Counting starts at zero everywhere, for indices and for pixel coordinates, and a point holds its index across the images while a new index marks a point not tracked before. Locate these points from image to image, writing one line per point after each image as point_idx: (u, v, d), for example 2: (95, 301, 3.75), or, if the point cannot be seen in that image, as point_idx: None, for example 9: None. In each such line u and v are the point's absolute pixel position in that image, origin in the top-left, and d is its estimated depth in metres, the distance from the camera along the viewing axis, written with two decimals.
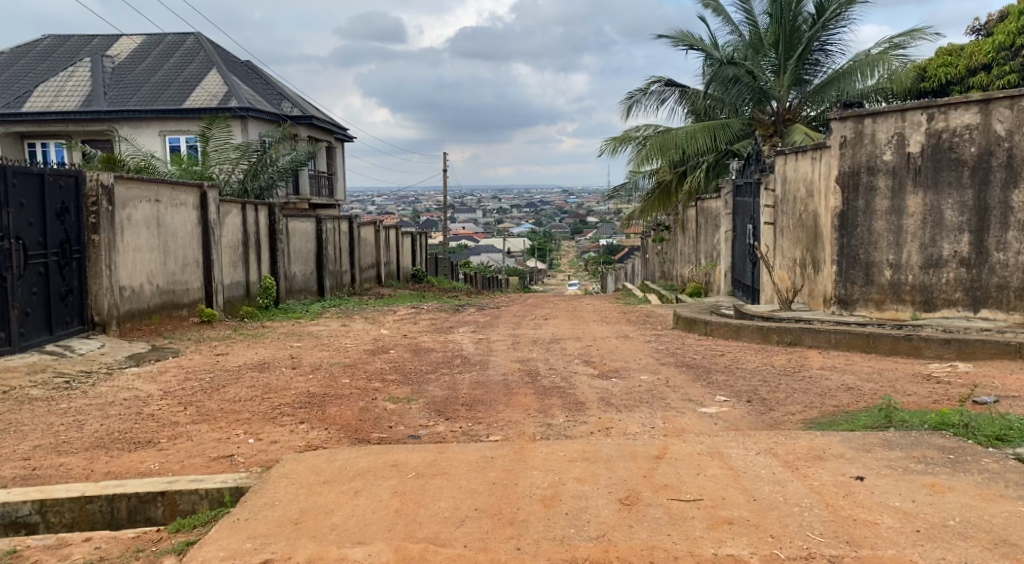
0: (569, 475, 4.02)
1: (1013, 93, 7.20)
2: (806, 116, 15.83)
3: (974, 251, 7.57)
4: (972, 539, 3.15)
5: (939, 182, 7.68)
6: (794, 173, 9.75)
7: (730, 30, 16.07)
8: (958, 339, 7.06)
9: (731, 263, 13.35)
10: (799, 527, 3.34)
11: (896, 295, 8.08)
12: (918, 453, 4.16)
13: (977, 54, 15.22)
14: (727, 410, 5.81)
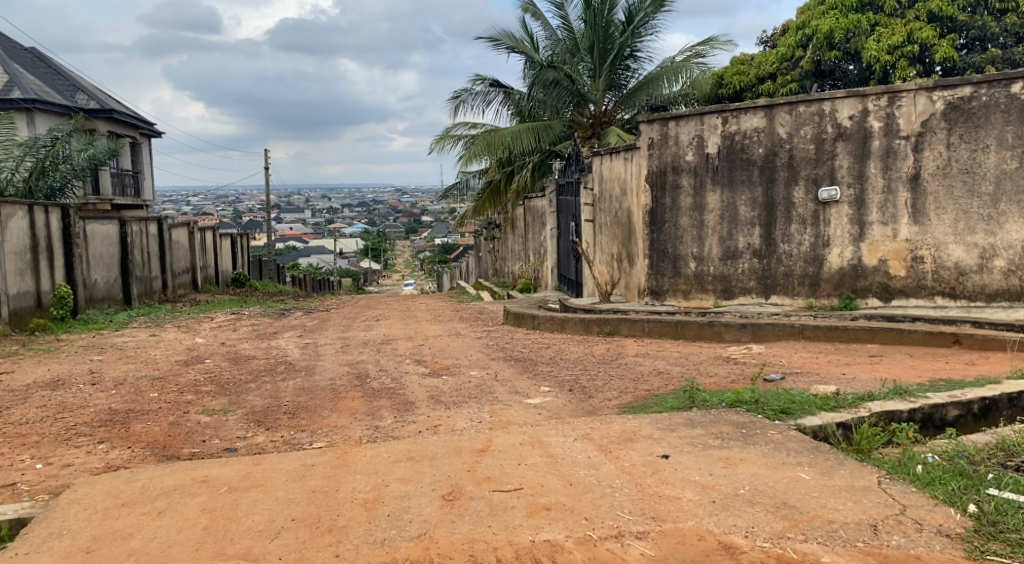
0: (392, 476, 3.99)
1: (791, 100, 7.97)
2: (621, 119, 16.71)
3: (764, 242, 8.33)
4: (759, 505, 3.46)
5: (734, 180, 8.39)
6: (609, 172, 10.27)
7: (549, 33, 16.63)
8: (752, 323, 7.75)
9: (557, 259, 13.83)
10: (609, 507, 3.52)
11: (699, 285, 8.73)
12: (715, 429, 4.52)
13: (764, 64, 16.75)
14: (550, 399, 6.02)
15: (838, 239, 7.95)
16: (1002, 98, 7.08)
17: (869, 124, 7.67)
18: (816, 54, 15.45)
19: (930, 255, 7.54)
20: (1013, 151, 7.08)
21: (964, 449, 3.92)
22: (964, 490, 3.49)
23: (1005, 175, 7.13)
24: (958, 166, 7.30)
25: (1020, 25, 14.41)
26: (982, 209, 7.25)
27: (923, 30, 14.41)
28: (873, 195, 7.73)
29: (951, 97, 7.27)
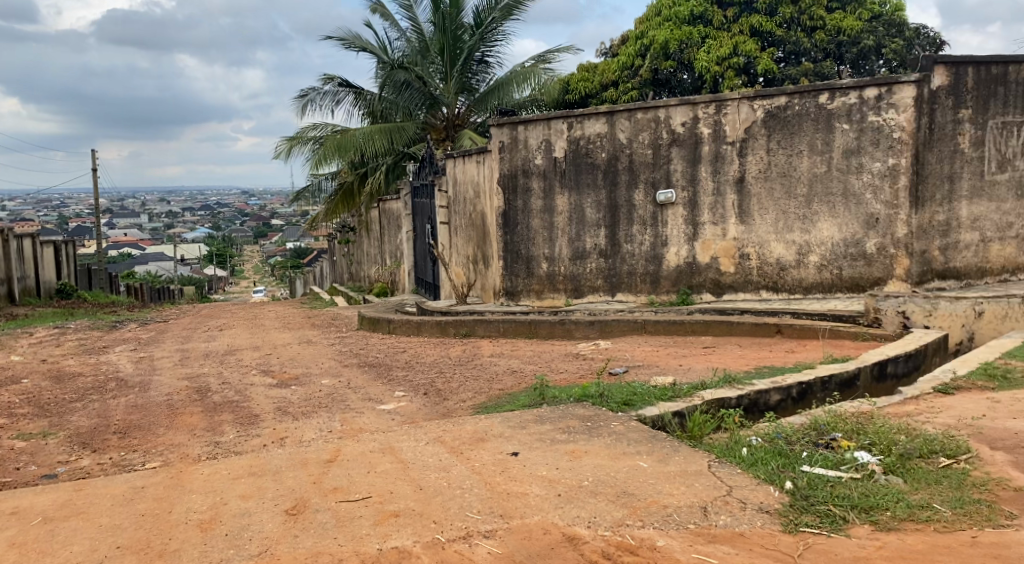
0: (232, 493, 3.80)
1: (630, 106, 8.34)
2: (474, 123, 16.83)
3: (609, 242, 8.67)
4: (601, 495, 3.58)
5: (581, 184, 8.67)
6: (462, 175, 10.33)
7: (398, 35, 16.49)
8: (600, 320, 8.05)
9: (413, 262, 13.73)
10: (459, 508, 3.53)
11: (551, 284, 8.96)
12: (563, 424, 4.64)
13: (607, 72, 17.36)
14: (404, 404, 5.96)
15: (675, 239, 8.41)
16: (812, 108, 7.72)
17: (700, 130, 8.15)
18: (653, 63, 16.21)
19: (755, 252, 8.13)
20: (822, 156, 7.75)
21: (782, 430, 4.25)
22: (781, 468, 3.79)
23: (816, 178, 7.80)
24: (777, 170, 7.92)
25: (828, 41, 15.82)
26: (798, 209, 7.91)
27: (746, 44, 15.67)
28: (704, 198, 8.23)
29: (770, 106, 7.86)
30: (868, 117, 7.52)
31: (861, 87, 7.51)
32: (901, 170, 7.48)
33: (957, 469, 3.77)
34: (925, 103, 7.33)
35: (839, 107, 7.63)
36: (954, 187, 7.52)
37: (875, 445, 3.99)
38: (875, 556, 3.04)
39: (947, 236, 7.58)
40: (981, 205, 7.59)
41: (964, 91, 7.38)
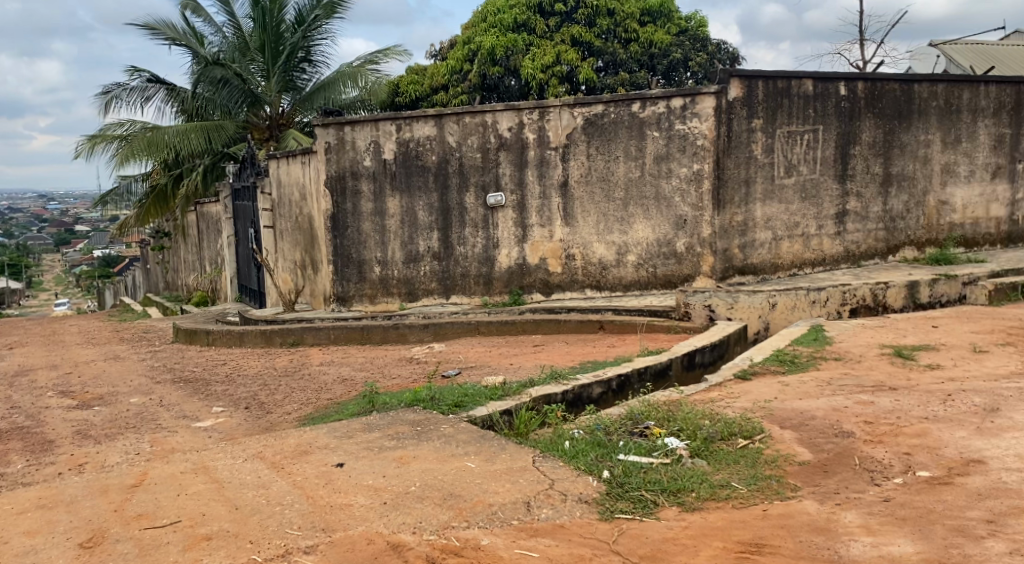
0: (16, 530, 3.42)
1: (458, 110, 8.39)
2: (300, 122, 16.30)
3: (442, 245, 8.69)
4: (427, 499, 3.57)
5: (411, 186, 8.62)
6: (287, 177, 9.94)
7: (214, 29, 15.63)
8: (433, 323, 8.04)
9: (236, 269, 13.05)
10: (277, 525, 3.39)
11: (384, 289, 8.84)
12: (391, 431, 4.58)
13: (436, 75, 17.38)
14: (223, 420, 5.64)
15: (505, 241, 8.57)
16: (626, 115, 8.15)
17: (525, 135, 8.36)
18: (481, 69, 16.48)
19: (580, 252, 8.46)
20: (636, 161, 8.20)
21: (601, 422, 4.44)
22: (600, 459, 3.96)
23: (632, 182, 8.25)
24: (597, 174, 8.29)
25: (641, 53, 16.78)
26: (617, 212, 8.32)
27: (568, 53, 16.29)
28: (532, 200, 8.46)
29: (588, 113, 8.20)
30: (676, 126, 8.06)
31: (668, 98, 8.02)
32: (704, 175, 8.08)
33: (753, 449, 4.11)
34: (724, 113, 7.96)
35: (649, 116, 8.11)
36: (749, 190, 8.23)
37: (683, 430, 4.26)
38: (681, 535, 3.25)
39: (746, 234, 8.28)
40: (773, 207, 8.33)
41: (756, 103, 8.09)
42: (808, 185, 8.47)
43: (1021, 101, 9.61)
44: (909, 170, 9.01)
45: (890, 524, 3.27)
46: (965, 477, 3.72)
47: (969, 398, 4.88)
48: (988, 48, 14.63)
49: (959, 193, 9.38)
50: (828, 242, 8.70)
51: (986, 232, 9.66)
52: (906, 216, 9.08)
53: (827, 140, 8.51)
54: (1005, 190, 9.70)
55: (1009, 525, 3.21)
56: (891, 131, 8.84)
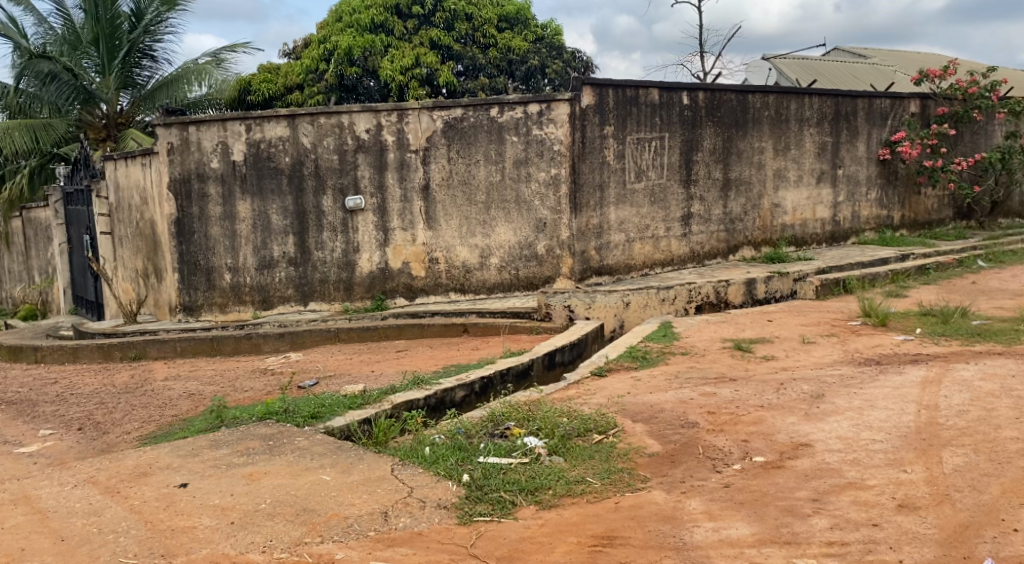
0: None
1: (312, 111, 8.14)
2: (140, 122, 15.26)
3: (298, 250, 8.41)
4: (278, 516, 3.44)
5: (263, 189, 8.29)
6: (125, 179, 9.29)
7: (39, 20, 14.41)
8: (290, 332, 7.77)
9: (70, 279, 12.04)
10: (111, 555, 3.15)
11: (236, 297, 8.45)
12: (241, 446, 4.37)
13: (290, 74, 16.82)
14: (51, 444, 5.18)
15: (365, 245, 8.41)
16: (485, 120, 8.21)
17: (383, 137, 8.23)
18: (338, 68, 16.10)
19: (442, 256, 8.45)
20: (496, 165, 8.28)
21: (462, 426, 4.44)
22: (460, 463, 3.96)
23: (492, 186, 8.33)
24: (458, 178, 8.30)
25: (500, 59, 17.00)
26: (478, 215, 8.36)
27: (427, 56, 16.24)
28: (392, 204, 8.34)
29: (448, 117, 8.19)
30: (533, 131, 8.21)
31: (525, 103, 8.16)
32: (562, 179, 8.28)
33: (607, 444, 4.25)
34: (578, 119, 8.20)
35: (507, 120, 8.21)
36: (603, 194, 8.53)
37: (542, 429, 4.34)
38: (537, 534, 3.30)
39: (601, 237, 8.56)
40: (625, 210, 8.68)
41: (608, 110, 8.39)
42: (657, 190, 8.89)
43: (840, 113, 10.53)
44: (746, 175, 9.65)
45: (730, 509, 3.48)
46: (795, 459, 4.02)
47: (798, 386, 5.28)
48: (812, 63, 15.93)
49: (790, 196, 10.14)
50: (676, 243, 9.16)
51: (813, 232, 10.50)
52: (744, 218, 9.72)
53: (673, 146, 8.96)
54: (829, 193, 10.59)
55: (831, 502, 3.49)
56: (729, 139, 9.43)
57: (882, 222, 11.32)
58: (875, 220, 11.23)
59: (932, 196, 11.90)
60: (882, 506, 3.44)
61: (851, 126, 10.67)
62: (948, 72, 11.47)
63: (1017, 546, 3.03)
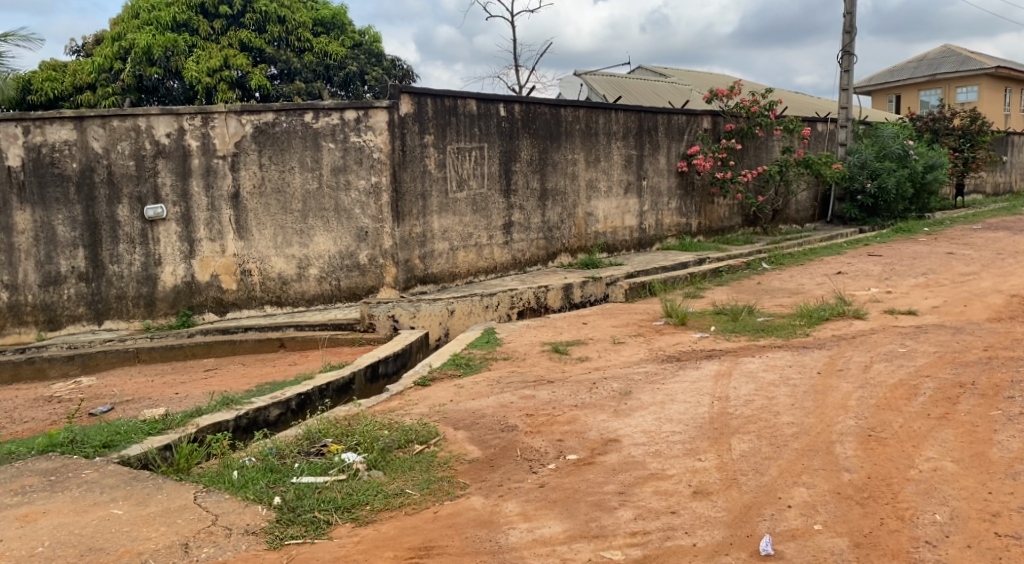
0: None
1: (103, 112, 7.48)
2: None
3: (90, 265, 7.70)
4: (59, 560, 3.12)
5: (46, 198, 7.52)
6: None
7: None
8: (81, 354, 7.09)
9: None
10: None
11: (16, 318, 7.60)
12: (16, 485, 3.91)
13: (80, 73, 15.44)
14: None
15: (169, 258, 7.85)
16: (299, 126, 7.92)
17: (187, 142, 7.73)
18: (136, 68, 14.85)
19: (255, 268, 8.06)
20: (312, 173, 8.02)
21: (274, 446, 4.24)
22: (271, 485, 3.79)
23: (308, 194, 8.06)
24: (271, 185, 7.95)
25: (316, 64, 16.54)
26: (295, 224, 8.06)
27: (237, 58, 15.52)
28: (199, 213, 7.86)
29: (258, 122, 7.82)
30: (350, 138, 8.03)
31: (342, 109, 7.97)
32: (382, 188, 8.18)
33: (427, 453, 4.24)
34: (396, 128, 8.14)
35: (323, 127, 7.97)
36: (425, 203, 8.53)
37: (361, 444, 4.24)
38: (352, 552, 3.23)
39: (424, 245, 8.56)
40: (447, 219, 8.74)
41: (426, 120, 8.40)
42: (478, 199, 9.03)
43: (643, 127, 11.23)
44: (561, 185, 10.04)
45: (543, 508, 3.59)
46: (604, 455, 4.23)
47: (609, 384, 5.56)
48: (619, 79, 16.90)
49: (601, 206, 10.68)
50: (497, 251, 9.34)
51: (623, 239, 11.14)
52: (560, 226, 10.12)
53: (492, 156, 9.13)
54: (635, 203, 11.28)
55: (635, 494, 3.71)
56: (544, 150, 9.77)
57: (682, 229, 12.22)
58: (676, 227, 12.11)
59: (723, 205, 13.02)
60: (679, 494, 3.70)
61: (653, 140, 11.42)
62: (733, 92, 12.56)
63: (791, 520, 3.37)
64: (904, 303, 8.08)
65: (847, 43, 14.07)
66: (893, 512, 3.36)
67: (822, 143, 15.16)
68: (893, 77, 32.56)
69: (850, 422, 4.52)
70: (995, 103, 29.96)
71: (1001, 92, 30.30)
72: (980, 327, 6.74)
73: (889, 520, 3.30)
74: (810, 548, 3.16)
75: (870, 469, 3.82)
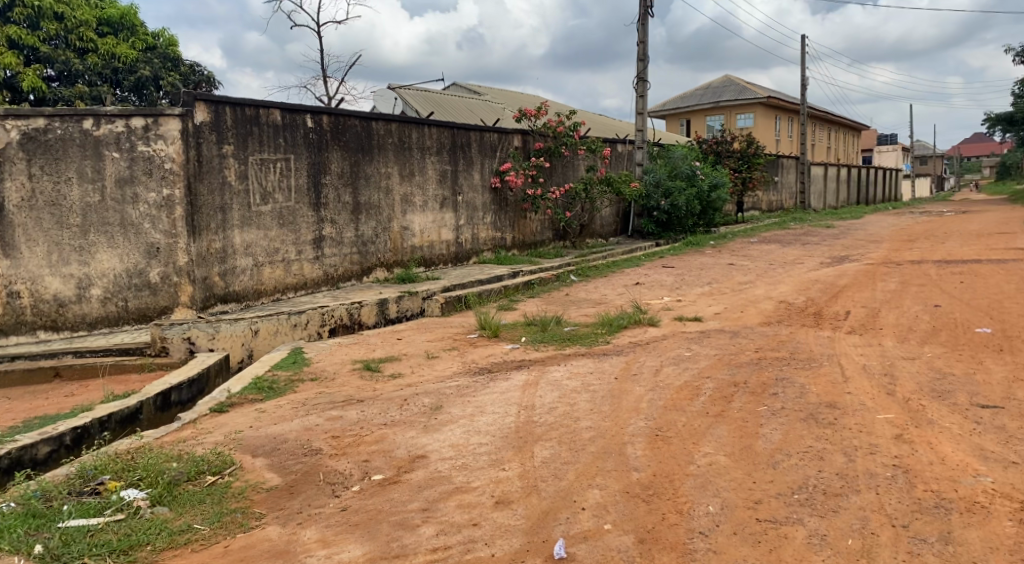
0: None
1: None
2: None
3: None
4: None
5: None
6: None
7: None
8: None
9: None
10: None
11: None
12: None
13: None
14: None
15: None
16: (76, 133, 7.25)
17: None
18: None
19: (26, 289, 7.24)
20: (93, 185, 7.36)
21: (39, 488, 3.81)
22: (33, 531, 3.41)
23: (89, 208, 7.37)
24: (43, 198, 7.21)
25: (101, 66, 15.29)
26: (73, 240, 7.34)
27: (4, 56, 13.92)
28: None
29: (26, 127, 7.08)
30: (138, 147, 7.46)
31: (127, 116, 7.40)
32: (176, 200, 7.67)
33: (221, 484, 3.99)
34: (191, 137, 7.68)
35: (105, 135, 7.35)
36: (225, 217, 8.09)
37: (144, 479, 3.93)
38: None
39: (225, 262, 8.10)
40: (251, 233, 8.33)
41: (225, 129, 7.99)
42: (284, 212, 8.69)
43: (456, 143, 11.35)
44: (374, 200, 9.92)
45: (344, 532, 3.51)
46: (410, 473, 4.19)
47: (419, 400, 5.54)
48: (432, 95, 17.02)
49: (416, 220, 10.66)
50: (308, 267, 9.02)
51: (439, 253, 11.19)
52: (375, 240, 9.96)
53: (299, 169, 8.85)
54: (451, 217, 11.37)
55: (439, 509, 3.72)
56: (356, 164, 9.60)
57: (497, 243, 12.50)
58: (491, 241, 12.35)
59: (535, 220, 13.48)
60: (481, 505, 3.76)
61: (466, 156, 11.58)
62: (541, 112, 13.02)
63: (584, 522, 3.53)
64: (692, 310, 8.79)
65: (641, 69, 15.14)
66: (673, 507, 3.62)
67: (623, 162, 16.15)
68: (683, 103, 35.44)
69: (641, 424, 4.82)
70: (767, 129, 33.55)
71: (773, 119, 33.95)
72: (754, 331, 7.46)
73: (669, 515, 3.55)
74: (600, 547, 3.32)
75: (656, 467, 4.09)
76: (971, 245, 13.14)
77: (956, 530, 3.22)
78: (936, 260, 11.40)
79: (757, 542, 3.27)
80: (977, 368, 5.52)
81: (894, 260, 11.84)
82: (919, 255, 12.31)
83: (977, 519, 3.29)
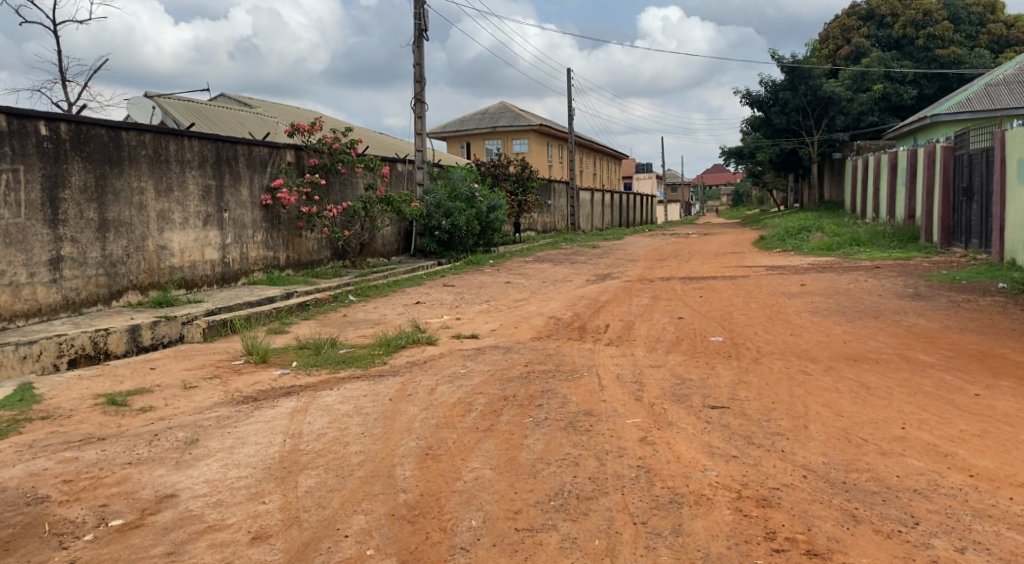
0: None
1: None
2: None
3: None
4: None
5: None
6: None
7: None
8: None
9: None
10: None
11: None
12: None
13: None
14: None
15: None
16: None
17: None
18: None
19: None
20: None
21: None
22: None
23: None
24: None
25: None
26: None
27: None
28: None
29: None
30: None
31: None
32: None
33: None
34: None
35: None
36: None
37: None
38: None
39: None
40: None
41: None
42: (12, 230, 7.68)
43: (221, 157, 10.72)
44: (125, 216, 9.09)
45: None
46: (156, 514, 3.87)
47: (173, 434, 5.12)
48: (196, 105, 15.98)
49: (175, 238, 9.90)
50: (43, 290, 8.02)
51: (203, 273, 10.46)
52: (126, 261, 9.11)
53: (30, 181, 7.87)
54: (216, 235, 10.69)
55: (187, 552, 3.48)
56: (102, 176, 8.74)
57: (269, 262, 11.94)
58: (263, 261, 11.78)
59: (311, 238, 13.07)
60: (235, 543, 3.56)
61: (233, 171, 10.98)
62: (315, 128, 12.65)
63: (346, 550, 3.47)
64: (468, 328, 8.98)
65: (418, 91, 15.32)
66: (436, 525, 3.66)
67: (402, 182, 16.19)
68: (461, 126, 36.38)
69: (412, 444, 4.83)
70: (540, 154, 35.48)
71: (544, 145, 35.93)
72: (524, 346, 7.78)
73: (432, 533, 3.58)
74: None
75: (423, 486, 4.11)
76: (711, 263, 14.75)
77: (686, 522, 3.57)
78: (682, 277, 12.64)
79: (514, 552, 3.40)
80: (711, 372, 6.17)
81: (648, 278, 12.95)
82: (668, 272, 13.59)
83: (703, 510, 3.66)
